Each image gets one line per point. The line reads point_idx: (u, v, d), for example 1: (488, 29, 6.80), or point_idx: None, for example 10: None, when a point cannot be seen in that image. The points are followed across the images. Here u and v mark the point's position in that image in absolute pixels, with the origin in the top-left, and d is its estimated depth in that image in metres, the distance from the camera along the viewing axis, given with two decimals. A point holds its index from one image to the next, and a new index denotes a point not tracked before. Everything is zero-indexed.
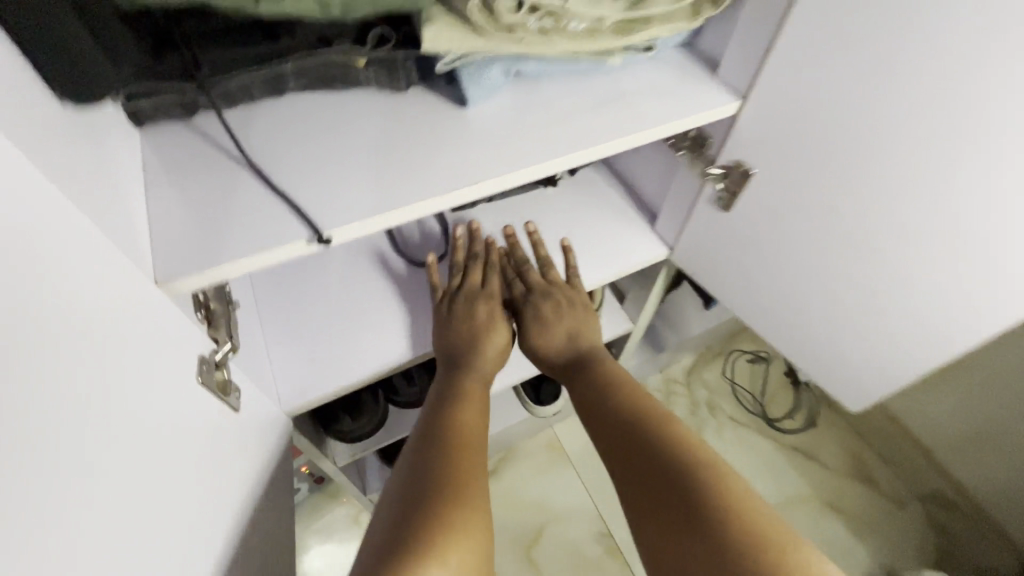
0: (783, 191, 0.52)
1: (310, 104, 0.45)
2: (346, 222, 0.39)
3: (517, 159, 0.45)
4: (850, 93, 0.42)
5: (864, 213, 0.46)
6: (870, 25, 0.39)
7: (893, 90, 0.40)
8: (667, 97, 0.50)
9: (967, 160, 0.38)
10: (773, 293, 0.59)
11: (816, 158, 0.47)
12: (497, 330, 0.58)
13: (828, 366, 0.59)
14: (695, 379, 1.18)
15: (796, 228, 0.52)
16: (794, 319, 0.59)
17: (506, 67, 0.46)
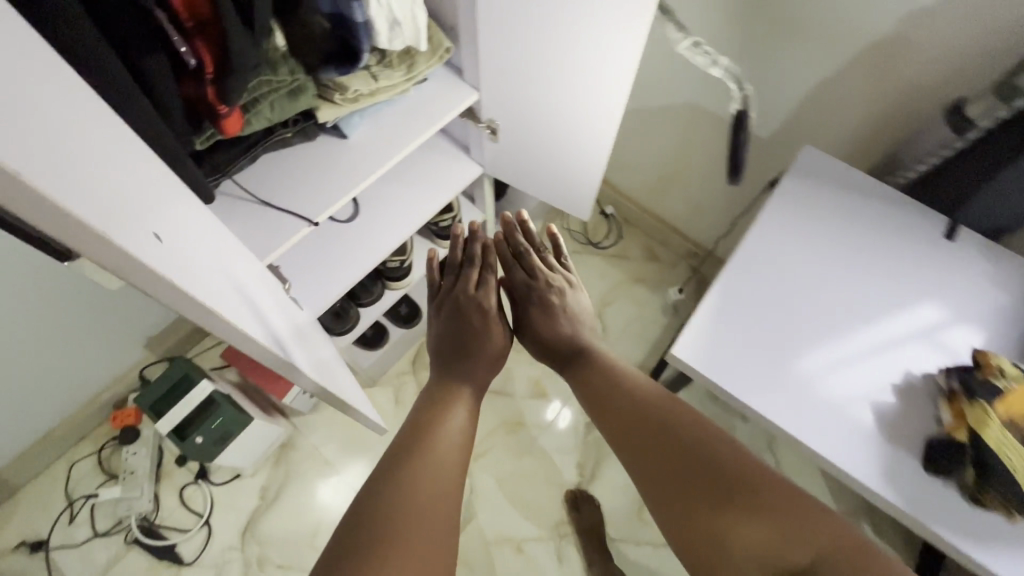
0: (513, 126, 1.05)
1: (269, 160, 0.90)
2: (320, 210, 0.87)
3: (383, 157, 0.93)
4: (515, 82, 0.95)
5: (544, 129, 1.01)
6: (508, 56, 0.90)
7: (527, 79, 0.93)
8: (442, 97, 0.99)
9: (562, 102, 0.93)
10: (534, 174, 1.15)
11: (517, 109, 1.00)
12: (494, 328, 1.01)
13: (570, 200, 1.18)
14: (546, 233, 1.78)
15: (526, 141, 1.07)
16: (548, 183, 1.16)
17: (358, 114, 0.93)
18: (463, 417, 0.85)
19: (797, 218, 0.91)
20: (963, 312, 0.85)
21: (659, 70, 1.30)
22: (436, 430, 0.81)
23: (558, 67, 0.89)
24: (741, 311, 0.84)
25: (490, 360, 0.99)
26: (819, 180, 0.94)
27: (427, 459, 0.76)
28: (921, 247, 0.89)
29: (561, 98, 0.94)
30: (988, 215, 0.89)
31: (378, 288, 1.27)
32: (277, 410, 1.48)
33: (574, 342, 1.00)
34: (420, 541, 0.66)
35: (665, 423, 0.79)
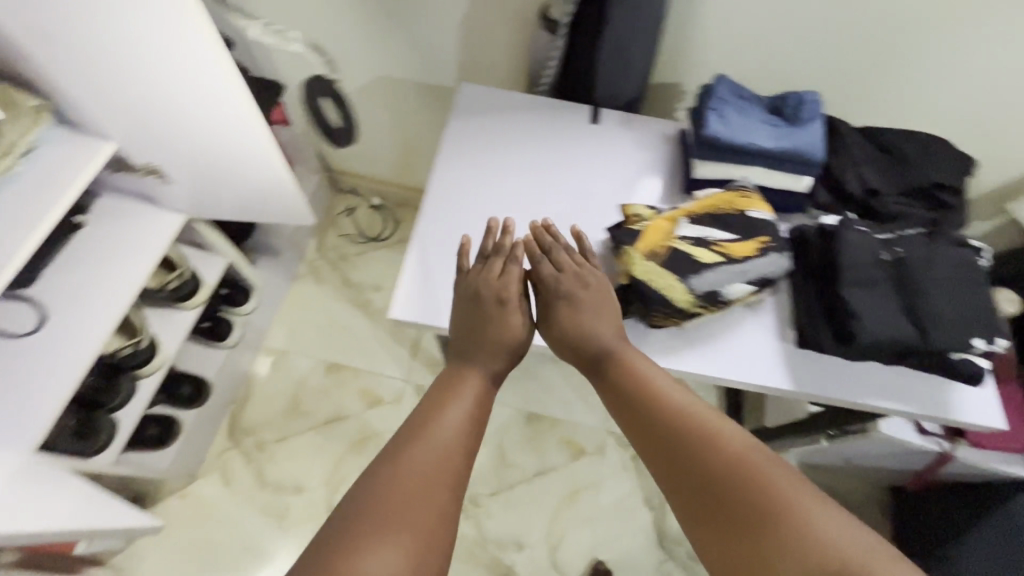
0: (176, 163, 0.97)
1: None
2: None
3: (10, 248, 0.79)
4: (141, 119, 0.88)
5: (207, 156, 0.96)
6: (113, 96, 0.83)
7: (150, 112, 0.86)
8: (68, 160, 0.87)
9: (200, 123, 0.89)
10: (235, 202, 1.10)
11: (166, 145, 0.93)
12: (515, 323, 0.78)
13: (286, 214, 1.14)
14: (324, 248, 1.75)
15: (201, 175, 1.00)
16: (254, 205, 1.12)
17: None
18: (470, 410, 0.69)
19: (470, 145, 0.96)
20: (626, 172, 0.97)
21: (332, 56, 1.31)
22: (434, 428, 0.66)
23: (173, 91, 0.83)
24: (451, 238, 0.87)
25: (509, 354, 0.77)
26: (478, 109, 1.01)
27: (428, 459, 0.63)
28: (576, 133, 1.00)
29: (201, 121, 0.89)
30: (614, 93, 1.04)
31: (125, 385, 1.12)
32: (88, 559, 1.28)
33: (602, 345, 0.77)
34: (409, 518, 0.58)
35: (705, 430, 0.66)
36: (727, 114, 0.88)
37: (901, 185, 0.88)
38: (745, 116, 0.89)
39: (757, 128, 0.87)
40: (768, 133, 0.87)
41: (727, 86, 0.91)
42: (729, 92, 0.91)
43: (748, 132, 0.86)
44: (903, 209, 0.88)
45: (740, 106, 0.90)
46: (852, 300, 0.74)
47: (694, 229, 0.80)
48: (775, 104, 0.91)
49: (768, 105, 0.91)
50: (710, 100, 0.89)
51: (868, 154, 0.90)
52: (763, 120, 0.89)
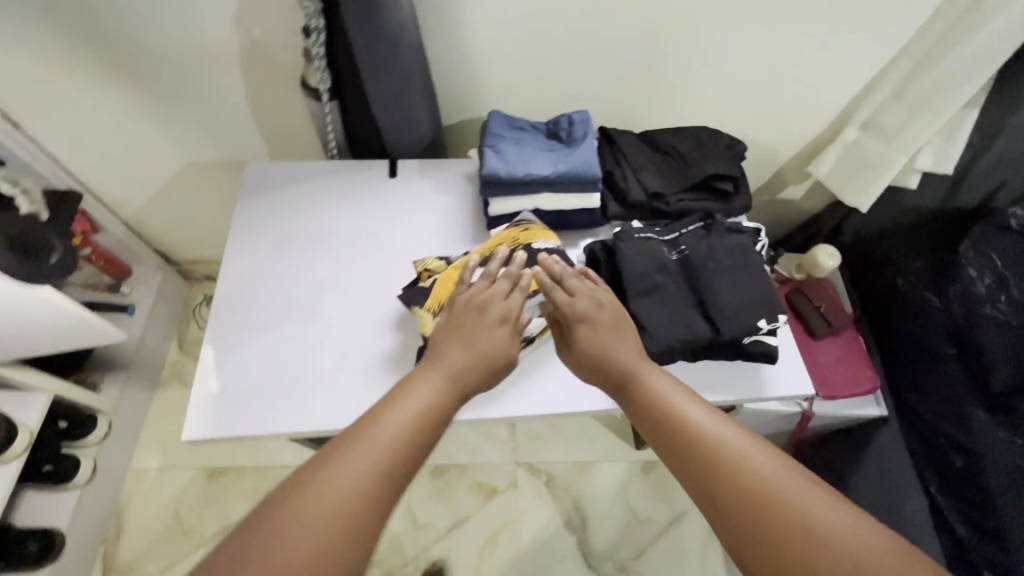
0: None
1: None
2: None
3: None
4: None
5: None
6: None
7: None
8: None
9: None
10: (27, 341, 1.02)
11: None
12: (504, 343, 0.72)
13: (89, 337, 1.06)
14: (185, 345, 1.63)
15: None
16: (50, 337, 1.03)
17: None
18: (423, 409, 0.62)
19: (260, 231, 0.93)
20: (427, 223, 0.96)
21: (129, 154, 1.24)
22: (378, 422, 0.59)
23: None
24: (242, 337, 0.83)
25: (481, 369, 0.69)
26: (268, 189, 0.98)
27: (365, 455, 0.55)
28: (374, 194, 0.98)
29: None
30: (408, 144, 1.02)
31: None
32: None
33: (621, 365, 0.71)
34: (322, 513, 0.50)
35: (724, 438, 0.61)
36: (504, 149, 0.89)
37: (682, 181, 0.91)
38: (522, 147, 0.89)
39: (534, 157, 0.88)
40: (546, 159, 0.88)
41: (503, 121, 0.92)
42: (506, 126, 0.92)
43: (525, 163, 0.87)
44: (690, 203, 0.91)
45: (517, 138, 0.91)
46: (638, 313, 0.76)
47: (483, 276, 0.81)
48: (551, 128, 0.92)
49: (545, 130, 0.93)
50: (487, 137, 0.90)
51: (647, 160, 0.93)
52: (541, 147, 0.90)
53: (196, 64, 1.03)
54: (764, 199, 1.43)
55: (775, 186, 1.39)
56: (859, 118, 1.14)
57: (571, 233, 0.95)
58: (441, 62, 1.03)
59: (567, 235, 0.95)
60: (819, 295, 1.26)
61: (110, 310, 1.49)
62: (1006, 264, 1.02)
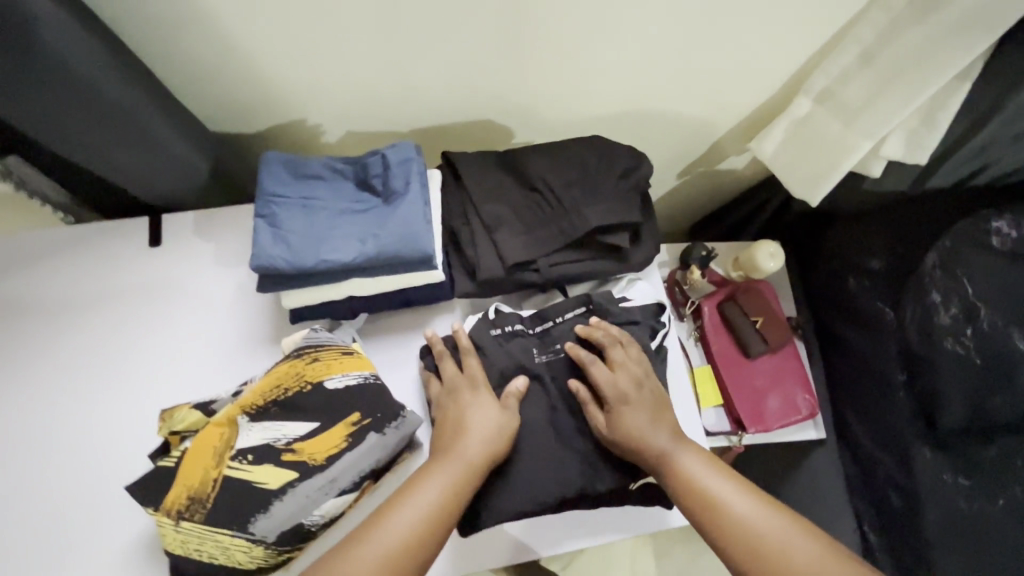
0: None
1: None
2: None
3: None
4: None
5: None
6: None
7: None
8: None
9: None
10: None
11: None
12: (484, 414, 0.57)
13: None
14: None
15: None
16: None
17: None
18: (412, 520, 0.50)
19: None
20: (204, 316, 0.67)
21: None
22: (384, 522, 0.50)
23: None
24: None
25: (489, 434, 0.56)
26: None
27: (371, 557, 0.47)
28: (123, 276, 0.68)
29: None
30: (168, 191, 0.70)
31: None
32: None
33: (650, 444, 0.57)
34: None
35: (772, 535, 0.51)
36: (284, 221, 0.59)
37: (558, 238, 0.64)
38: (314, 213, 0.60)
39: (332, 228, 0.59)
40: (350, 231, 0.59)
41: (286, 168, 0.62)
42: (290, 177, 0.62)
43: (316, 243, 0.58)
44: (569, 267, 0.65)
45: (307, 197, 0.61)
46: (490, 472, 0.58)
47: (258, 431, 0.54)
48: (359, 174, 0.62)
49: (353, 177, 0.63)
50: (261, 201, 0.60)
51: (507, 207, 0.65)
52: (344, 208, 0.61)
53: None
54: (700, 172, 1.15)
55: (713, 159, 1.10)
56: (814, 88, 0.84)
57: (411, 313, 0.68)
58: (194, 51, 0.67)
59: (407, 315, 0.68)
60: (759, 304, 1.04)
61: None
62: (978, 290, 0.83)
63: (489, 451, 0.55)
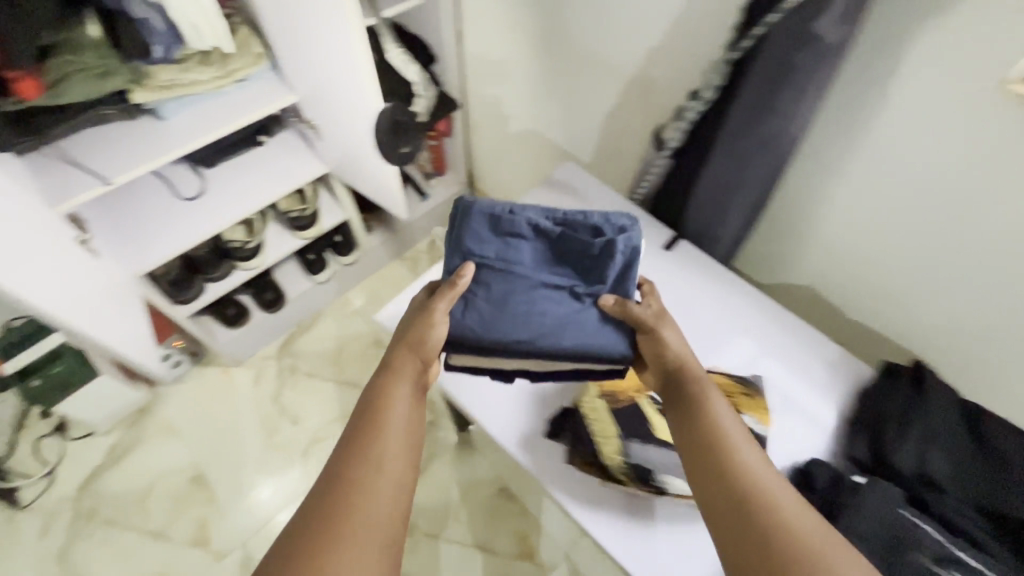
0: (313, 113, 1.19)
1: (87, 135, 1.05)
2: (125, 173, 1.03)
3: (194, 135, 1.08)
4: (311, 90, 1.11)
5: (322, 120, 1.19)
6: (304, 65, 1.06)
7: (313, 89, 1.11)
8: (265, 100, 1.14)
9: (324, 108, 1.15)
10: (334, 167, 1.36)
11: (324, 114, 1.16)
12: (422, 337, 0.76)
13: (360, 186, 1.37)
14: (433, 247, 1.93)
15: (326, 137, 1.24)
16: (348, 176, 1.36)
17: (182, 101, 1.09)
18: (372, 472, 0.64)
19: (535, 222, 1.07)
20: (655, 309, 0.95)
21: (514, 98, 1.46)
22: (353, 481, 0.63)
23: (308, 86, 1.11)
24: None
25: (416, 368, 0.76)
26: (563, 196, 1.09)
27: (371, 495, 0.62)
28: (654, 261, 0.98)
29: (338, 111, 1.13)
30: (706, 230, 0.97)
31: (225, 266, 1.38)
32: (143, 379, 1.57)
33: (694, 372, 0.74)
34: (356, 543, 0.58)
35: (746, 468, 0.63)
36: (482, 280, 0.81)
37: (975, 488, 0.70)
38: (525, 272, 0.81)
39: (546, 296, 0.80)
40: (566, 297, 0.80)
41: (489, 223, 0.82)
42: (492, 233, 0.82)
43: (511, 308, 0.78)
44: (971, 519, 0.69)
45: (510, 258, 0.82)
46: None
47: (672, 399, 0.79)
48: (557, 237, 0.81)
49: (548, 240, 0.82)
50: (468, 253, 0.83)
51: (947, 429, 0.73)
52: (537, 279, 0.81)
53: (605, 68, 1.13)
54: None
55: None
56: None
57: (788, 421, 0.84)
58: (802, 188, 0.92)
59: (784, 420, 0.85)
60: None
61: (415, 190, 1.84)
62: None
63: (413, 376, 0.75)
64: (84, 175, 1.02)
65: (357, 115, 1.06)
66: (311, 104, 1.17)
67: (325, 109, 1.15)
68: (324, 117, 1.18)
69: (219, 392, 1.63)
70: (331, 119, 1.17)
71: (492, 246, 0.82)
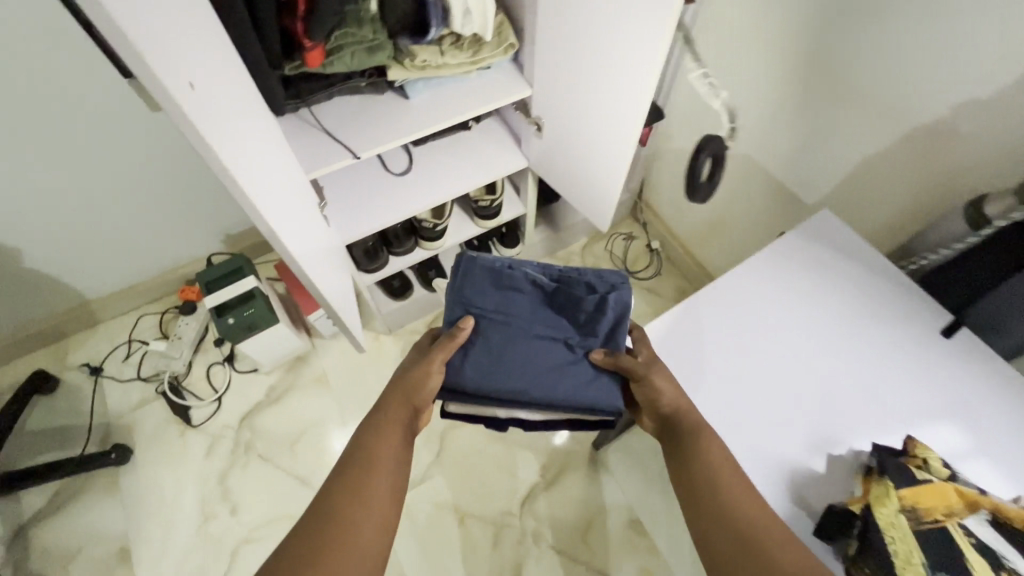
0: (543, 112, 1.15)
1: (336, 103, 1.07)
2: (369, 149, 1.03)
3: (434, 119, 1.08)
4: (555, 90, 1.06)
5: (550, 121, 1.14)
6: (561, 65, 1.00)
7: (558, 90, 1.05)
8: (502, 91, 1.12)
9: (560, 111, 1.10)
10: (536, 166, 1.31)
11: (556, 115, 1.11)
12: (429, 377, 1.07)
13: (558, 189, 1.32)
14: (587, 251, 1.87)
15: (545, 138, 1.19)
16: (548, 177, 1.31)
17: (426, 83, 1.08)
18: (319, 515, 0.85)
19: (793, 268, 0.96)
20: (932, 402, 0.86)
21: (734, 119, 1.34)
22: (343, 512, 0.86)
23: (553, 86, 1.05)
24: (735, 320, 0.93)
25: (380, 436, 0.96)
26: (831, 246, 0.97)
27: (334, 525, 0.85)
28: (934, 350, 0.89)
29: (576, 116, 1.07)
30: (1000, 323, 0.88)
31: (410, 243, 1.40)
32: (305, 329, 1.65)
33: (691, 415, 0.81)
34: (341, 554, 0.81)
35: (745, 509, 0.70)
36: (478, 329, 1.12)
37: None
38: (504, 327, 1.12)
39: (542, 329, 1.13)
40: (539, 350, 1.09)
41: (497, 281, 1.15)
42: (496, 287, 1.15)
43: (500, 357, 1.08)
44: None
45: (509, 306, 1.13)
46: None
47: (988, 531, 0.70)
48: (551, 296, 1.14)
49: (548, 297, 1.14)
50: (471, 304, 1.15)
51: None
52: (534, 326, 1.12)
53: (886, 113, 0.99)
54: None
55: None
56: None
57: None
58: None
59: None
60: None
61: None
62: None
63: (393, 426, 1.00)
64: (333, 142, 1.03)
65: (617, 121, 1.00)
66: (545, 102, 1.12)
67: (561, 111, 1.09)
68: (555, 118, 1.13)
69: (369, 357, 1.68)
70: (563, 123, 1.12)
71: (493, 297, 1.14)
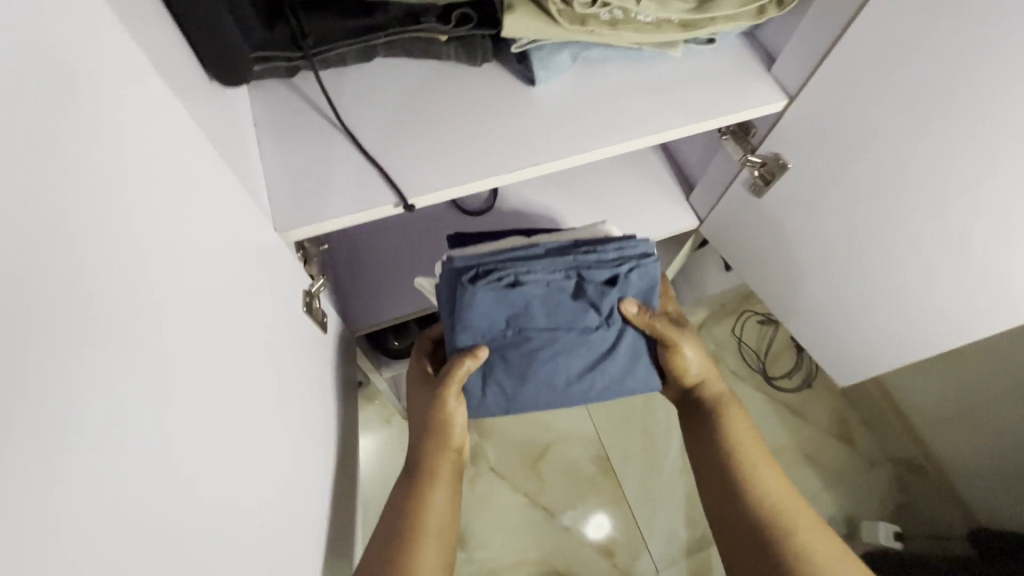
0: (798, 135, 0.57)
1: (383, 69, 0.50)
2: (426, 190, 0.46)
3: (587, 137, 0.50)
4: (874, 104, 0.49)
5: (809, 159, 0.57)
6: (934, 49, 0.42)
7: (881, 99, 0.48)
8: (722, 89, 0.54)
9: (854, 146, 0.52)
10: (717, 234, 0.76)
11: (836, 148, 0.54)
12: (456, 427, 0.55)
13: (750, 272, 0.77)
14: (705, 333, 1.27)
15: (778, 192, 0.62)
16: (734, 250, 0.76)
17: (574, 52, 0.50)
18: None
19: None
20: None
21: None
22: None
23: (872, 93, 0.48)
24: None
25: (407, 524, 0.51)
26: None
27: None
28: None
29: (895, 163, 0.50)
30: None
31: None
32: None
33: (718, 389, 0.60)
34: None
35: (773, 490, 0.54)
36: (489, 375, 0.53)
37: None
38: (519, 362, 0.53)
39: (576, 363, 0.54)
40: (587, 370, 0.54)
41: (488, 301, 0.50)
42: (491, 307, 0.51)
43: (531, 395, 0.54)
44: None
45: (522, 335, 0.52)
46: None
47: None
48: (592, 294, 0.52)
49: (582, 299, 0.52)
50: (460, 343, 0.52)
51: None
52: (573, 352, 0.53)
53: None
54: None
55: None
56: None
57: None
58: None
59: None
60: None
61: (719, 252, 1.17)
62: None
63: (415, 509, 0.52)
64: (342, 155, 0.46)
65: None
66: (812, 126, 0.55)
67: (862, 149, 0.52)
68: (829, 161, 0.55)
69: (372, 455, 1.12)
70: (843, 171, 0.55)
71: (492, 321, 0.52)
